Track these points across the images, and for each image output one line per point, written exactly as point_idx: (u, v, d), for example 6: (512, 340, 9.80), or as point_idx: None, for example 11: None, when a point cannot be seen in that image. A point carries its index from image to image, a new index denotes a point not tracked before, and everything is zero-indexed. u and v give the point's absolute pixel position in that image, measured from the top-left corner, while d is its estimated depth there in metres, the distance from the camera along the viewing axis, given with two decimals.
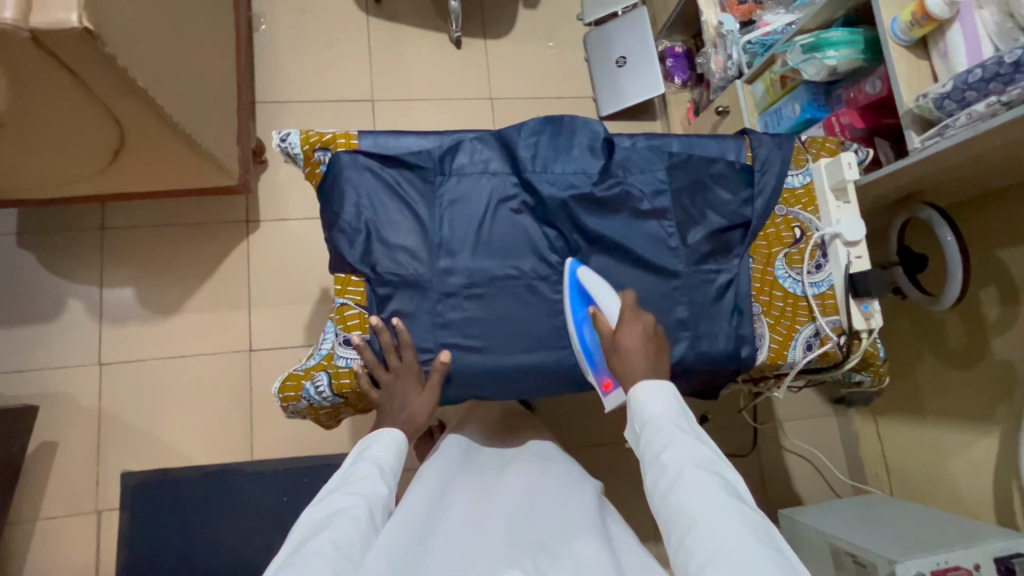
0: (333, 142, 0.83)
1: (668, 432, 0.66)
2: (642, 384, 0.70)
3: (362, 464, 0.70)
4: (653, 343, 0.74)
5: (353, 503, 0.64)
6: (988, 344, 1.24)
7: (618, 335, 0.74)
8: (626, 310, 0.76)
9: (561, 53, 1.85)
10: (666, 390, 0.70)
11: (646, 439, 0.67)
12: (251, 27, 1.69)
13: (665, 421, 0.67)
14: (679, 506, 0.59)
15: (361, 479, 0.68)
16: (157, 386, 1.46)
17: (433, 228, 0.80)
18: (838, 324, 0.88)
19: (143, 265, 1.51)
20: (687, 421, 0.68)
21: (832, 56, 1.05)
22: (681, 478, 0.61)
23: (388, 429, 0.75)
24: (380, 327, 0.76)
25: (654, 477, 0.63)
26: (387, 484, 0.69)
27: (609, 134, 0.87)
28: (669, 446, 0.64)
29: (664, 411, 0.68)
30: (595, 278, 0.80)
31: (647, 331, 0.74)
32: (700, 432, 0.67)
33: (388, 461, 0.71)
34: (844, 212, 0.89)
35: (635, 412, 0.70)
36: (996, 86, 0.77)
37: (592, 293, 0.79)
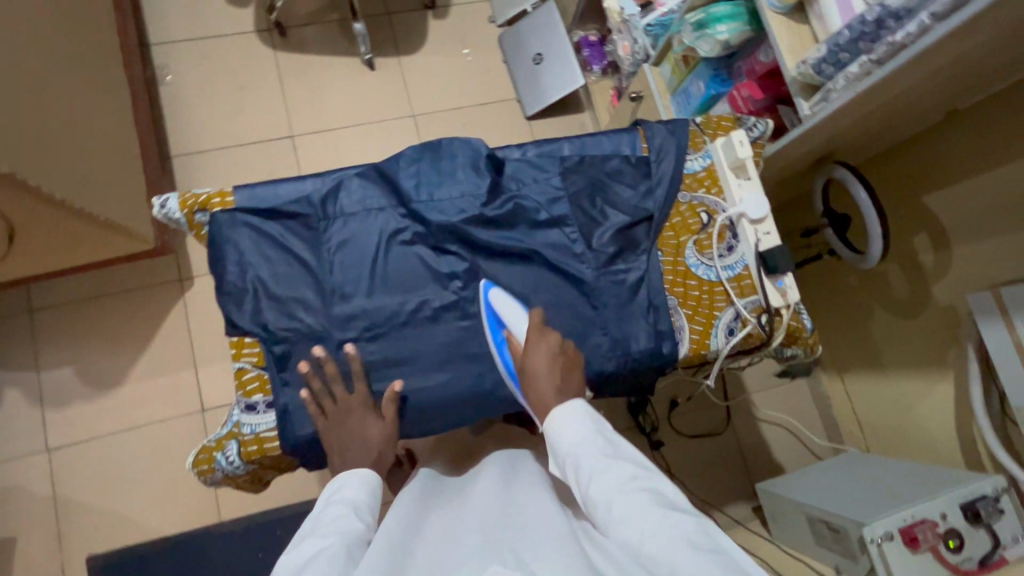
0: (209, 204, 0.80)
1: (589, 461, 0.61)
2: (556, 411, 0.66)
3: (333, 507, 0.64)
4: (563, 361, 0.71)
5: (325, 544, 0.57)
6: (929, 290, 1.23)
7: (528, 358, 0.71)
8: (534, 329, 0.72)
9: (478, 58, 1.82)
10: (575, 411, 0.66)
11: (572, 473, 0.62)
12: (156, 80, 1.65)
13: (585, 446, 0.62)
14: (624, 540, 0.53)
15: (334, 520, 0.61)
16: (112, 463, 1.42)
17: (324, 275, 0.78)
18: (757, 303, 0.87)
19: (77, 342, 1.46)
20: (606, 436, 0.64)
21: (722, 30, 1.04)
22: (613, 511, 0.56)
23: (358, 468, 0.69)
24: (307, 374, 0.74)
25: (592, 512, 0.58)
26: (363, 518, 0.63)
27: (493, 149, 0.85)
28: (594, 477, 0.59)
29: (581, 436, 0.63)
30: (508, 303, 0.78)
31: (553, 351, 0.70)
32: (621, 446, 0.63)
33: (362, 500, 0.65)
34: (746, 189, 0.88)
35: (554, 446, 0.65)
36: (865, 45, 0.76)
37: (501, 316, 0.78)
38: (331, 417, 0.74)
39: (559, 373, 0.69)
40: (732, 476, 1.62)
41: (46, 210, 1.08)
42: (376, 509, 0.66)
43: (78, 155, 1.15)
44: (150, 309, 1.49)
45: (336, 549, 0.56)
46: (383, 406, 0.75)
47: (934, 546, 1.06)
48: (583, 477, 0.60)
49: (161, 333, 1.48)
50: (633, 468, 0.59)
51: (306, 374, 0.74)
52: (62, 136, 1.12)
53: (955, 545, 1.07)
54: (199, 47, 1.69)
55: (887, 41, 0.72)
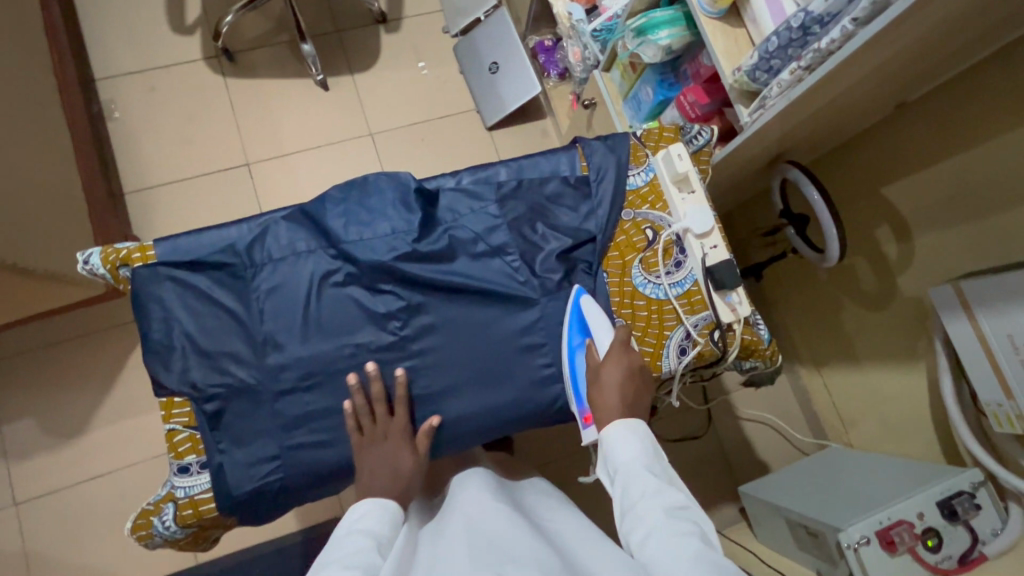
0: (130, 259, 0.76)
1: (641, 481, 0.63)
2: (615, 425, 0.68)
3: (352, 537, 0.63)
4: (637, 381, 0.73)
5: None
6: (895, 283, 1.21)
7: (603, 369, 0.73)
8: (618, 344, 0.75)
9: (434, 71, 1.79)
10: (637, 431, 0.68)
11: (622, 487, 0.64)
12: (103, 116, 1.61)
13: (639, 467, 0.64)
14: (657, 560, 0.54)
15: (355, 549, 0.60)
16: (81, 513, 1.39)
17: (254, 325, 0.75)
18: (709, 319, 0.84)
19: (38, 391, 1.43)
20: (660, 464, 0.66)
21: (663, 36, 1.01)
22: (652, 531, 0.57)
23: (380, 499, 0.68)
24: (370, 376, 0.74)
25: (631, 530, 0.59)
26: (381, 553, 0.62)
27: (423, 181, 0.82)
28: (643, 496, 0.61)
29: (637, 456, 0.66)
30: (595, 310, 0.79)
31: (631, 370, 0.73)
32: (672, 478, 0.64)
33: (385, 533, 0.65)
34: (690, 203, 0.85)
35: (608, 455, 0.68)
36: (795, 51, 0.74)
37: (588, 325, 0.79)
38: (366, 437, 0.73)
39: (630, 395, 0.71)
40: (715, 478, 1.60)
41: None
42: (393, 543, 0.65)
43: (9, 207, 1.11)
44: (112, 352, 1.46)
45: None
46: (417, 439, 0.75)
47: (911, 548, 1.05)
48: (631, 491, 0.62)
49: (124, 376, 1.45)
50: (682, 499, 0.61)
51: (352, 388, 0.74)
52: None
53: (932, 544, 1.06)
54: (145, 79, 1.66)
55: (814, 48, 0.70)
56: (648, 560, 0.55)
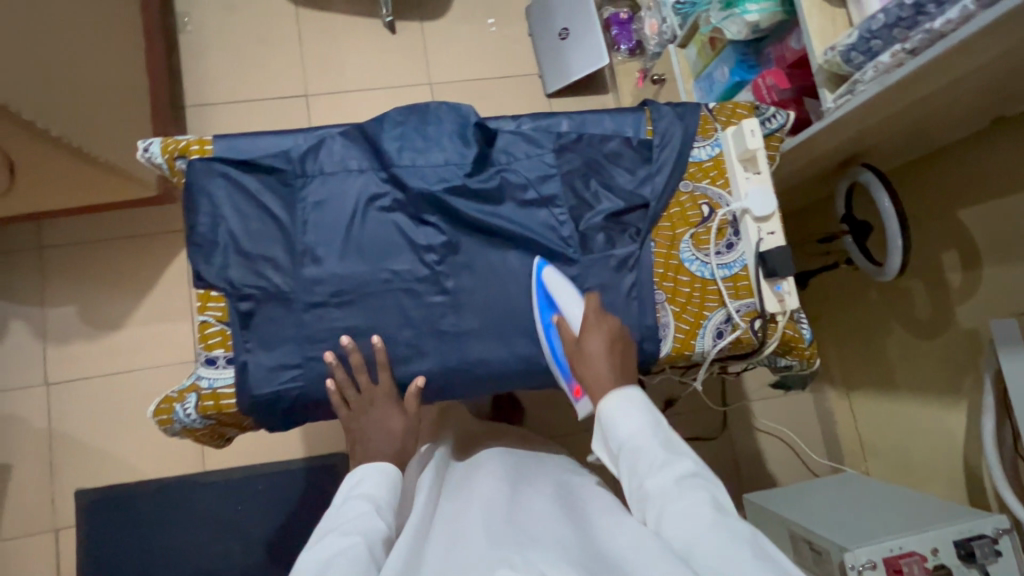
0: (189, 151, 0.78)
1: (646, 456, 0.63)
2: (612, 399, 0.67)
3: (352, 502, 0.67)
4: (620, 351, 0.72)
5: (349, 539, 0.60)
6: (952, 311, 1.15)
7: (582, 342, 0.71)
8: (591, 315, 0.73)
9: (502, 29, 1.76)
10: (634, 400, 0.67)
11: (629, 464, 0.64)
12: (176, 28, 1.64)
13: (644, 442, 0.64)
14: (673, 539, 0.56)
15: (355, 515, 0.65)
16: (108, 403, 1.45)
17: (296, 234, 0.75)
18: (752, 307, 0.81)
19: (82, 282, 1.49)
20: (663, 432, 0.65)
21: (753, 10, 0.95)
22: (667, 505, 0.58)
23: (379, 462, 0.73)
24: (349, 347, 0.74)
25: (643, 507, 0.61)
26: (382, 517, 0.66)
27: (485, 119, 0.80)
28: (651, 471, 0.62)
29: (637, 429, 0.65)
30: (561, 283, 0.76)
31: (612, 336, 0.72)
32: (675, 441, 0.65)
33: (382, 496, 0.68)
34: (754, 183, 0.82)
35: (608, 431, 0.67)
36: (901, 32, 0.68)
37: (553, 297, 0.76)
38: (354, 409, 0.75)
39: (615, 359, 0.71)
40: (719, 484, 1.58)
41: (53, 154, 1.07)
42: (394, 504, 0.70)
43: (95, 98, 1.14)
44: (153, 256, 1.51)
45: (355, 547, 0.59)
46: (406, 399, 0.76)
47: None
48: (637, 470, 0.63)
49: (162, 283, 1.50)
50: (692, 466, 0.62)
51: (331, 364, 0.74)
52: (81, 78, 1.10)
53: None
54: None
55: (925, 28, 0.64)
56: (665, 536, 0.57)
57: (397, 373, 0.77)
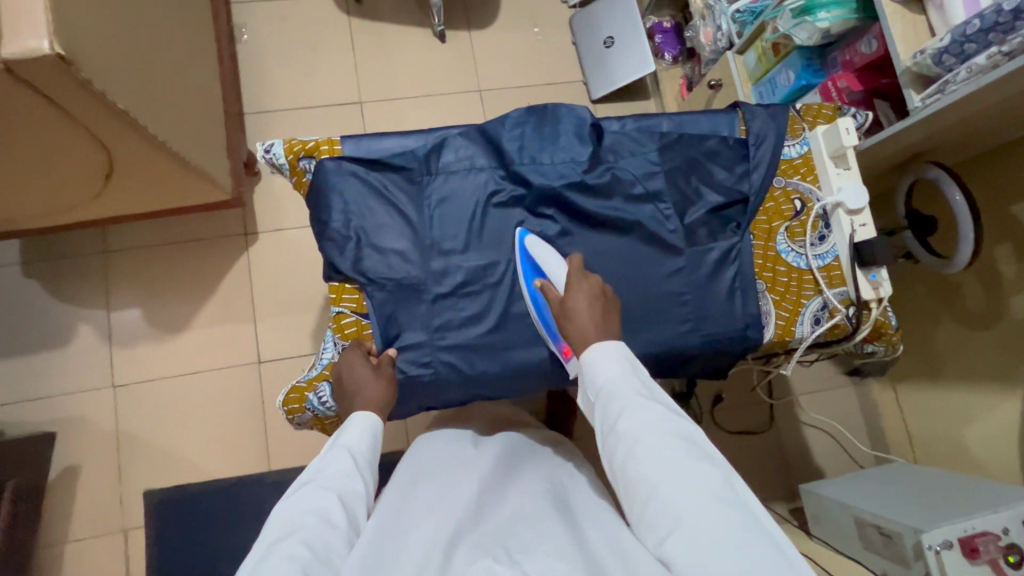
0: (317, 151, 0.82)
1: (622, 397, 0.63)
2: (592, 351, 0.67)
3: (334, 453, 0.67)
4: (603, 304, 0.72)
5: (325, 501, 0.61)
6: (1006, 302, 1.20)
7: (567, 300, 0.71)
8: (573, 274, 0.74)
9: (547, 38, 1.82)
10: (613, 350, 0.66)
11: (603, 408, 0.64)
12: (234, 38, 1.68)
13: (620, 386, 0.64)
14: (638, 481, 0.58)
15: (335, 470, 0.65)
16: (173, 404, 1.47)
17: (423, 229, 0.79)
18: (846, 295, 0.86)
19: (146, 286, 1.51)
20: (641, 379, 0.65)
21: (824, 18, 1.01)
22: (636, 448, 0.59)
23: (362, 413, 0.71)
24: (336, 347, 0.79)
25: (612, 446, 0.62)
26: (362, 476, 0.66)
27: (596, 120, 0.85)
28: (623, 414, 0.61)
29: (616, 376, 0.65)
30: (540, 247, 0.78)
31: (593, 293, 0.72)
32: (652, 388, 0.64)
33: (363, 453, 0.68)
34: (845, 178, 0.87)
35: (586, 376, 0.67)
36: (996, 36, 0.73)
37: (538, 263, 0.78)
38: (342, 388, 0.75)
39: (600, 315, 0.70)
40: (767, 476, 1.62)
41: (149, 163, 1.09)
42: (374, 454, 0.70)
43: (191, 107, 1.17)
44: (217, 259, 1.53)
45: (329, 507, 0.61)
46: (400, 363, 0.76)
47: (994, 559, 1.04)
48: (611, 408, 0.63)
49: (224, 285, 1.53)
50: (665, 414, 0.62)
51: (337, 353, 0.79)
52: (179, 89, 1.13)
53: (1015, 561, 1.05)
54: (278, 8, 1.72)
55: None
56: (630, 474, 0.58)
57: (515, 362, 0.79)
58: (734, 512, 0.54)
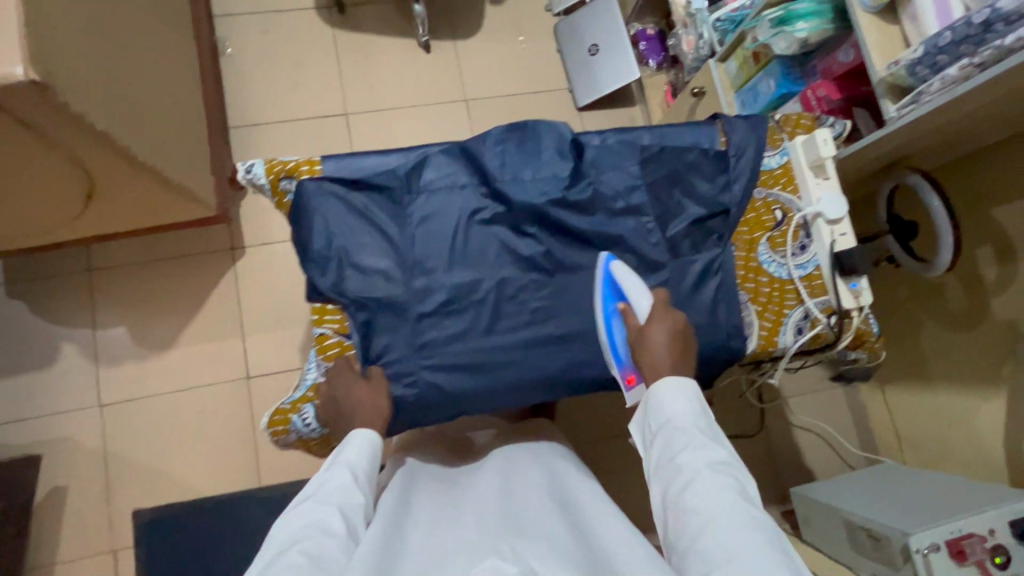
0: (297, 171, 0.81)
1: (685, 434, 0.63)
2: (661, 382, 0.67)
3: (334, 469, 0.68)
4: (681, 341, 0.72)
5: (323, 515, 0.62)
6: (988, 303, 1.21)
7: (644, 332, 0.72)
8: (658, 306, 0.73)
9: (532, 46, 1.82)
10: (685, 386, 0.67)
11: (664, 442, 0.64)
12: (218, 52, 1.68)
13: (684, 424, 0.64)
14: (691, 514, 0.57)
15: (334, 484, 0.66)
16: (162, 423, 1.46)
17: (405, 248, 0.79)
18: (828, 304, 0.87)
19: (132, 303, 1.50)
20: (707, 421, 0.65)
21: (803, 28, 1.02)
22: (693, 483, 0.59)
23: (361, 429, 0.72)
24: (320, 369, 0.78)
25: (668, 481, 0.61)
26: (360, 489, 0.67)
27: (576, 135, 0.85)
28: (686, 450, 0.62)
29: (682, 412, 0.65)
30: (626, 274, 0.78)
31: (675, 328, 0.72)
32: (717, 433, 0.64)
33: (362, 467, 0.69)
34: (825, 189, 0.87)
35: (653, 409, 0.67)
36: (967, 48, 0.74)
37: (622, 290, 0.78)
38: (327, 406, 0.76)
39: (676, 352, 0.70)
40: (759, 479, 1.62)
41: (131, 183, 1.09)
42: (374, 471, 0.70)
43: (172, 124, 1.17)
44: (203, 275, 1.53)
45: (328, 520, 0.61)
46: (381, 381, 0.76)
47: (980, 560, 1.06)
48: (672, 441, 0.63)
49: (211, 301, 1.52)
50: (725, 457, 0.61)
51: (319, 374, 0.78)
52: (160, 106, 1.13)
53: (1001, 562, 1.06)
54: (261, 21, 1.72)
55: (993, 45, 0.70)
56: (683, 509, 0.57)
57: (500, 378, 0.79)
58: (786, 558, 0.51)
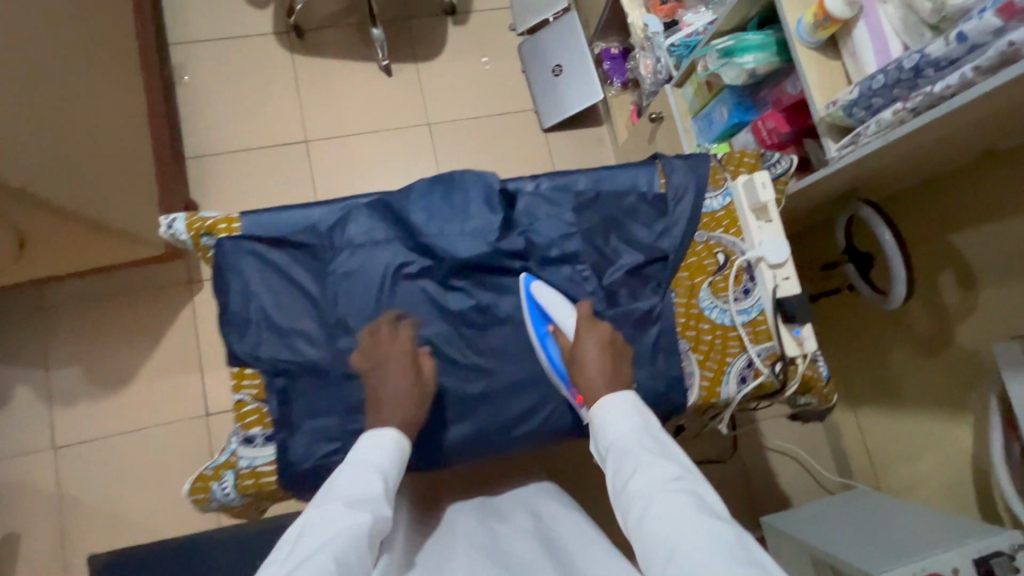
0: (215, 229, 0.78)
1: (632, 456, 0.62)
2: (602, 404, 0.67)
3: (362, 468, 0.63)
4: (613, 355, 0.73)
5: (346, 517, 0.56)
6: (951, 332, 1.17)
7: (578, 348, 0.73)
8: (583, 320, 0.76)
9: (496, 67, 1.80)
10: (626, 405, 0.67)
11: (614, 466, 0.63)
12: (174, 81, 1.65)
13: (630, 443, 0.63)
14: (649, 536, 0.54)
15: (358, 484, 0.60)
16: (119, 464, 1.43)
17: (328, 307, 0.77)
18: (772, 350, 0.84)
19: (87, 341, 1.47)
20: (654, 436, 0.64)
21: (748, 61, 0.99)
22: (646, 502, 0.57)
23: (388, 428, 0.67)
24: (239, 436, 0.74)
25: (624, 505, 0.59)
26: (388, 493, 0.61)
27: (504, 183, 0.83)
28: (634, 469, 0.60)
29: (626, 431, 0.64)
30: (550, 295, 0.79)
31: (604, 341, 0.73)
32: (667, 446, 0.63)
33: (391, 470, 0.64)
34: (767, 232, 0.84)
35: (599, 434, 0.67)
36: (901, 91, 0.72)
37: (547, 311, 0.78)
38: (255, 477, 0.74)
39: (609, 366, 0.71)
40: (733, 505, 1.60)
41: (62, 226, 1.06)
42: (399, 480, 0.65)
43: (96, 162, 1.13)
44: (160, 310, 1.49)
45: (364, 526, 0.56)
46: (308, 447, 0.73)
47: None
48: (621, 466, 0.61)
49: (168, 336, 1.49)
50: (677, 470, 0.60)
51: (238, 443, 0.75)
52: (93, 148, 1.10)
53: None
54: (218, 48, 1.69)
55: (925, 91, 0.67)
56: (642, 532, 0.55)
57: (429, 440, 0.77)
58: (752, 567, 0.48)
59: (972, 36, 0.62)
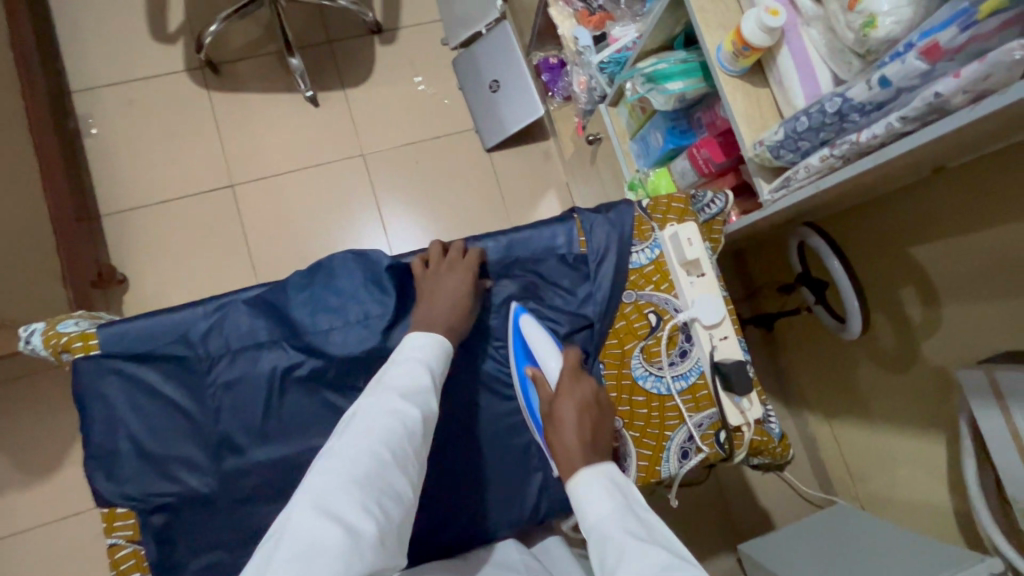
0: (69, 348, 0.67)
1: (614, 542, 0.52)
2: (579, 474, 0.58)
3: (407, 364, 0.62)
4: (593, 419, 0.63)
5: (391, 411, 0.56)
6: (917, 348, 1.08)
7: (555, 404, 0.64)
8: (566, 377, 0.66)
9: (430, 86, 1.69)
10: (607, 478, 0.57)
11: (597, 557, 0.52)
12: (80, 132, 1.53)
13: (610, 527, 0.53)
14: None
15: (405, 378, 0.60)
16: (55, 554, 1.34)
17: (208, 426, 0.68)
18: (714, 418, 0.77)
19: (9, 426, 1.37)
20: (639, 517, 0.54)
21: (674, 87, 0.90)
22: None
23: (432, 333, 0.65)
24: None
25: None
26: (434, 389, 0.61)
27: (394, 257, 0.73)
28: (619, 560, 0.49)
29: (606, 512, 0.54)
30: (536, 334, 0.73)
31: (584, 403, 0.64)
32: (656, 531, 0.53)
33: (434, 366, 0.63)
34: (699, 288, 0.76)
35: (578, 517, 0.56)
36: (828, 135, 0.64)
37: (531, 350, 0.73)
38: None
39: (588, 429, 0.62)
40: (712, 527, 1.54)
41: None
42: (447, 373, 0.65)
43: None
44: None
45: (412, 419, 0.56)
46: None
47: None
48: (605, 555, 0.51)
49: None
50: (667, 558, 0.49)
51: None
52: None
53: None
54: (126, 91, 1.56)
55: (850, 139, 0.60)
56: None
57: None
58: None
59: (896, 80, 0.53)
